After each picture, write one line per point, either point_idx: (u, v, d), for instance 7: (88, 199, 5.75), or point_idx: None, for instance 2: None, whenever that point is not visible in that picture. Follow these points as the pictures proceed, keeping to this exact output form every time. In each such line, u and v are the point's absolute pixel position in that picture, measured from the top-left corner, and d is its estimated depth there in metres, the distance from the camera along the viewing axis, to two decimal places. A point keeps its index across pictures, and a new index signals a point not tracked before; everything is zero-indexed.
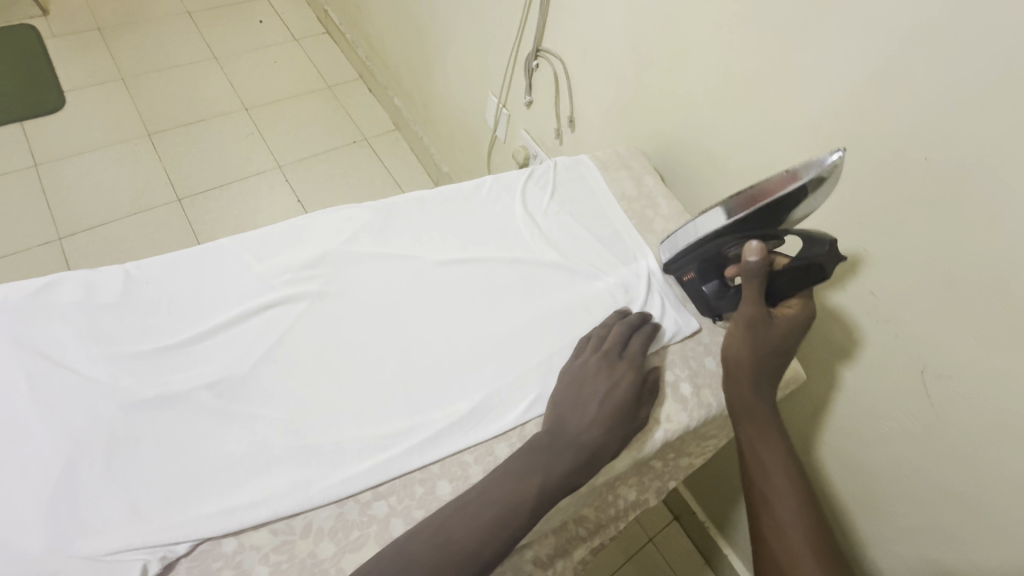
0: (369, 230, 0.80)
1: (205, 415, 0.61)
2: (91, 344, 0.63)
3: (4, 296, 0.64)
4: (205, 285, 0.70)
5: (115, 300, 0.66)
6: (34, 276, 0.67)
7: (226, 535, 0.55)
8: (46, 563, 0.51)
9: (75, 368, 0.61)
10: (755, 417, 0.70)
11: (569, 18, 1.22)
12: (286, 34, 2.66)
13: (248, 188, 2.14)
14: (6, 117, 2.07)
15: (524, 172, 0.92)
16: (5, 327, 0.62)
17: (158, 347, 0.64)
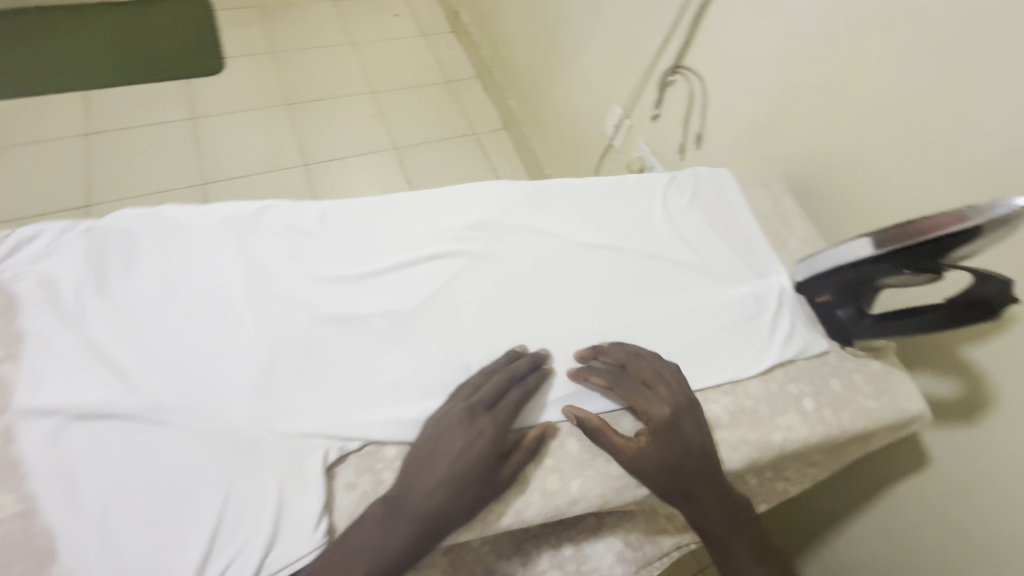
0: (524, 205, 0.87)
1: (378, 339, 0.70)
2: (291, 263, 0.74)
3: (231, 211, 0.76)
4: (384, 229, 0.79)
5: (313, 230, 0.77)
6: (251, 199, 0.79)
7: (390, 442, 0.64)
8: (250, 431, 0.61)
9: (279, 279, 0.72)
10: (673, 475, 0.64)
11: (717, 39, 1.25)
12: (415, 29, 2.83)
13: (365, 164, 2.31)
14: (178, 74, 2.34)
15: (666, 177, 0.97)
16: (231, 236, 0.74)
17: (344, 274, 0.74)
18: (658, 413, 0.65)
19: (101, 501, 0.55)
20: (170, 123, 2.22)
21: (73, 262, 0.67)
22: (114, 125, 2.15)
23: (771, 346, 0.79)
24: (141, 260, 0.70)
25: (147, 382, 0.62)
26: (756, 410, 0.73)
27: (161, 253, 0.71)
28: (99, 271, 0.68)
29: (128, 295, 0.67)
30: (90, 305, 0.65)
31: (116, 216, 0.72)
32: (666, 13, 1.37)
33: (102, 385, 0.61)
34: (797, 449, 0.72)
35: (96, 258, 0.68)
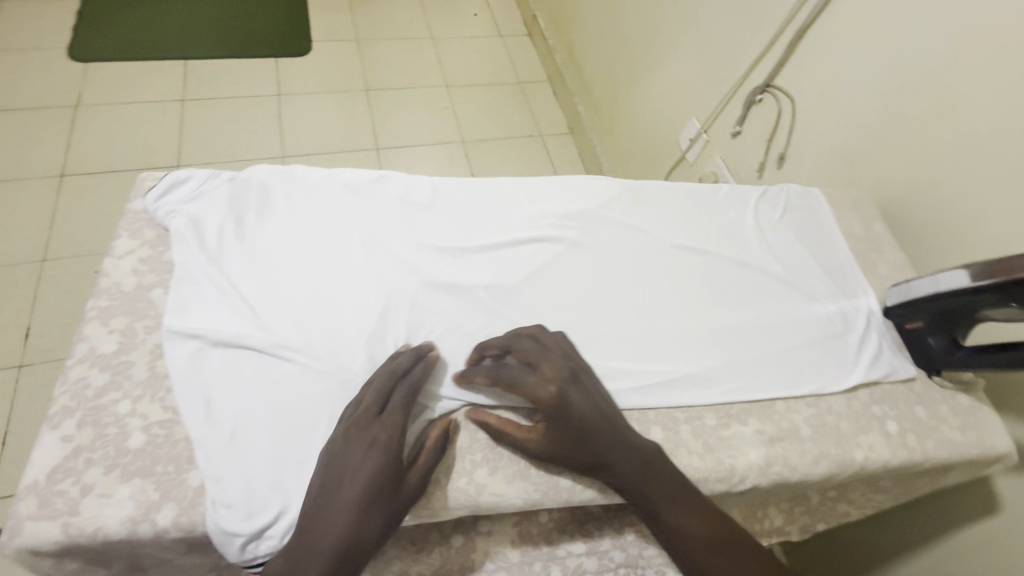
0: (620, 201, 0.90)
1: (480, 309, 0.74)
2: (401, 230, 0.79)
3: (353, 177, 0.82)
4: (489, 209, 0.84)
5: (424, 202, 0.82)
6: (369, 169, 0.85)
7: (486, 407, 0.68)
8: (363, 377, 0.66)
9: (393, 243, 0.77)
10: (582, 450, 0.62)
11: (817, 61, 1.25)
12: (492, 28, 2.84)
13: (434, 154, 2.31)
14: (269, 53, 2.37)
15: (758, 190, 0.98)
16: (352, 199, 0.80)
17: (451, 246, 0.78)
18: (546, 395, 0.62)
19: (233, 421, 0.61)
20: (257, 96, 2.24)
21: (215, 207, 0.74)
22: (208, 93, 2.18)
23: (857, 365, 0.79)
24: (271, 212, 0.77)
25: (273, 320, 0.68)
26: (838, 425, 0.73)
27: (288, 207, 0.77)
28: (236, 217, 0.75)
29: (258, 241, 0.74)
30: (226, 245, 0.72)
31: (252, 170, 0.79)
32: (763, 32, 1.36)
33: (234, 317, 0.67)
34: (876, 470, 0.72)
35: (235, 205, 0.75)
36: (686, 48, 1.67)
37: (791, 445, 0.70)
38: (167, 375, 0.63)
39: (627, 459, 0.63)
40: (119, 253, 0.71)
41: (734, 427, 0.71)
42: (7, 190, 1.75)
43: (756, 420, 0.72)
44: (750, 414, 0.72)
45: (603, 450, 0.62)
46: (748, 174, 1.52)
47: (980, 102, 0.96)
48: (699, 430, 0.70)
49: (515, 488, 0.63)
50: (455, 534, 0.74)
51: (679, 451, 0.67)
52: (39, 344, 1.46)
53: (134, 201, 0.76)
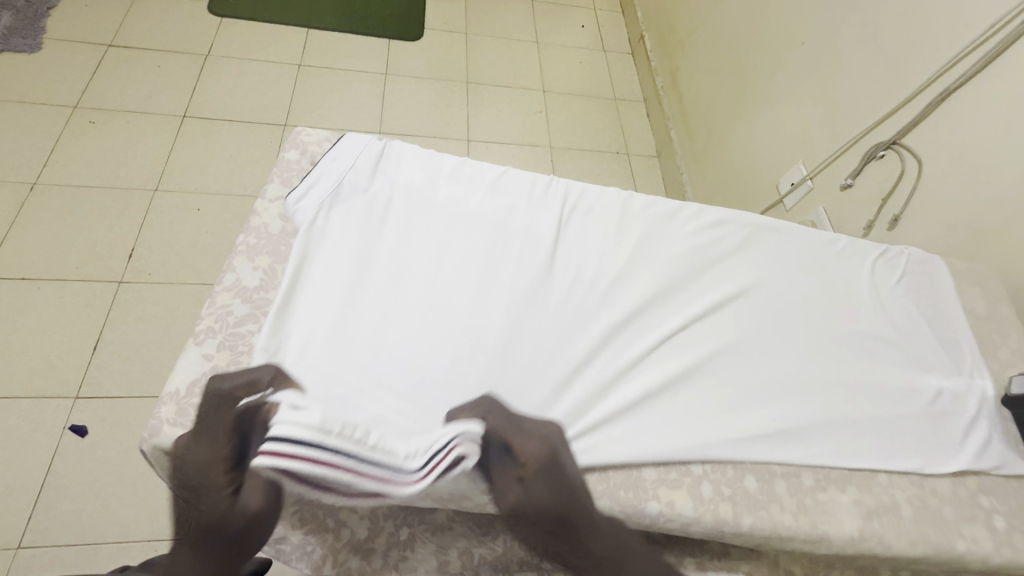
0: (731, 235, 0.89)
1: (584, 314, 0.75)
2: (518, 228, 0.81)
3: (482, 168, 0.87)
4: (603, 221, 0.86)
5: (544, 202, 0.86)
6: (497, 165, 0.90)
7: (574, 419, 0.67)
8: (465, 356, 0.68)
9: (509, 237, 0.80)
10: (557, 527, 0.56)
11: (956, 127, 1.19)
12: (597, 41, 2.85)
13: (521, 154, 2.34)
14: (385, 34, 2.48)
15: (878, 249, 0.94)
16: (479, 190, 0.85)
17: (563, 250, 0.81)
18: (530, 450, 0.59)
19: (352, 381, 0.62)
20: (366, 73, 2.34)
21: (361, 174, 0.81)
22: (325, 63, 2.30)
23: (963, 450, 0.75)
24: (406, 187, 0.82)
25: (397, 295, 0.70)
26: (941, 510, 0.69)
27: (418, 188, 0.81)
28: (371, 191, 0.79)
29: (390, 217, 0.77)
30: (361, 215, 0.76)
31: (398, 148, 0.86)
32: (900, 89, 1.31)
33: (364, 277, 0.72)
34: (976, 565, 0.68)
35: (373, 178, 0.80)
36: (807, 93, 1.63)
37: (889, 521, 0.67)
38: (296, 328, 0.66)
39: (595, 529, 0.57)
40: (271, 198, 0.77)
41: (830, 491, 0.68)
42: (136, 120, 1.90)
43: (853, 487, 0.69)
44: (848, 479, 0.70)
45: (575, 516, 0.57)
46: (851, 230, 1.47)
47: None
48: (793, 482, 0.68)
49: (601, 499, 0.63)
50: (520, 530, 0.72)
51: (770, 499, 0.66)
52: (138, 266, 1.57)
53: (288, 151, 0.82)
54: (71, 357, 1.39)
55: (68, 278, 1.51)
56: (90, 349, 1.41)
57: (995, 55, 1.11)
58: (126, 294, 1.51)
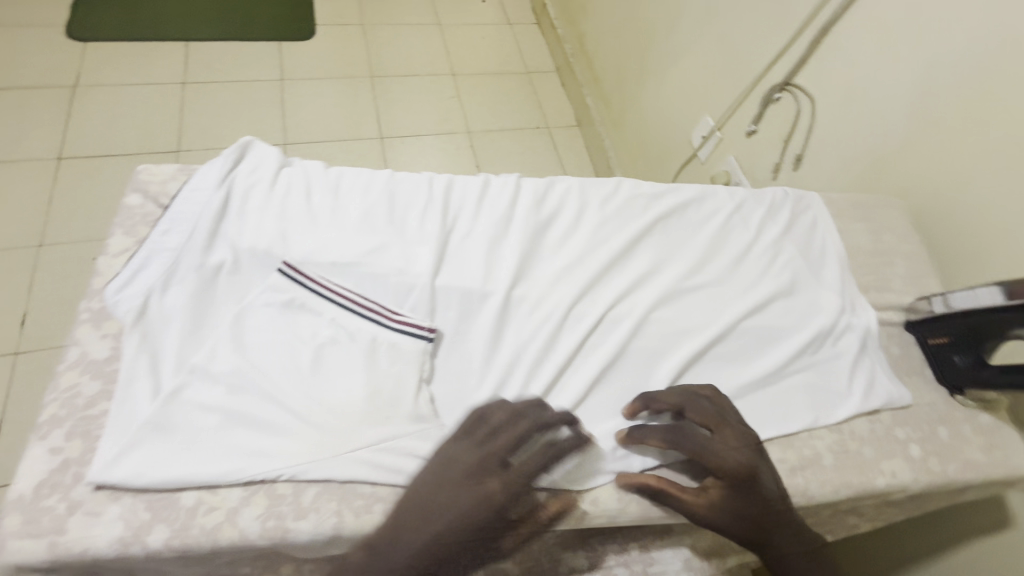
0: (622, 207, 0.84)
1: (471, 326, 0.69)
2: (397, 239, 0.73)
3: (341, 179, 0.78)
4: (481, 214, 0.78)
5: (413, 205, 0.77)
6: (355, 169, 0.80)
7: None
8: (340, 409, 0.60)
9: (378, 253, 0.71)
10: (748, 520, 0.62)
11: (841, 61, 1.21)
12: (501, 16, 2.76)
13: (439, 144, 2.25)
14: (274, 36, 2.31)
15: (767, 197, 0.92)
16: (336, 204, 0.75)
17: (440, 254, 0.73)
18: (732, 466, 0.62)
19: (235, 459, 0.56)
20: (259, 81, 2.18)
21: (191, 212, 0.69)
22: (211, 77, 2.13)
23: (870, 392, 0.75)
24: (246, 214, 0.71)
25: (263, 340, 0.63)
26: (860, 451, 0.71)
27: (275, 212, 0.71)
28: (218, 228, 0.69)
29: (245, 252, 0.67)
30: (212, 261, 0.66)
31: (238, 171, 0.74)
32: (786, 30, 1.32)
33: (211, 340, 0.62)
34: (896, 494, 0.70)
35: (218, 212, 0.69)
36: (706, 43, 1.62)
37: (813, 475, 0.68)
38: (151, 402, 0.57)
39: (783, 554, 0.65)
40: (113, 252, 0.68)
41: None
42: (5, 171, 1.71)
43: (777, 448, 0.69)
44: (770, 441, 0.69)
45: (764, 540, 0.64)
46: (762, 175, 1.48)
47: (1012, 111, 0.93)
48: None
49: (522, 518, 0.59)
50: None
51: (696, 480, 0.65)
52: (32, 332, 1.42)
53: (128, 194, 0.72)
54: None
55: None
56: None
57: None
58: (22, 366, 1.37)
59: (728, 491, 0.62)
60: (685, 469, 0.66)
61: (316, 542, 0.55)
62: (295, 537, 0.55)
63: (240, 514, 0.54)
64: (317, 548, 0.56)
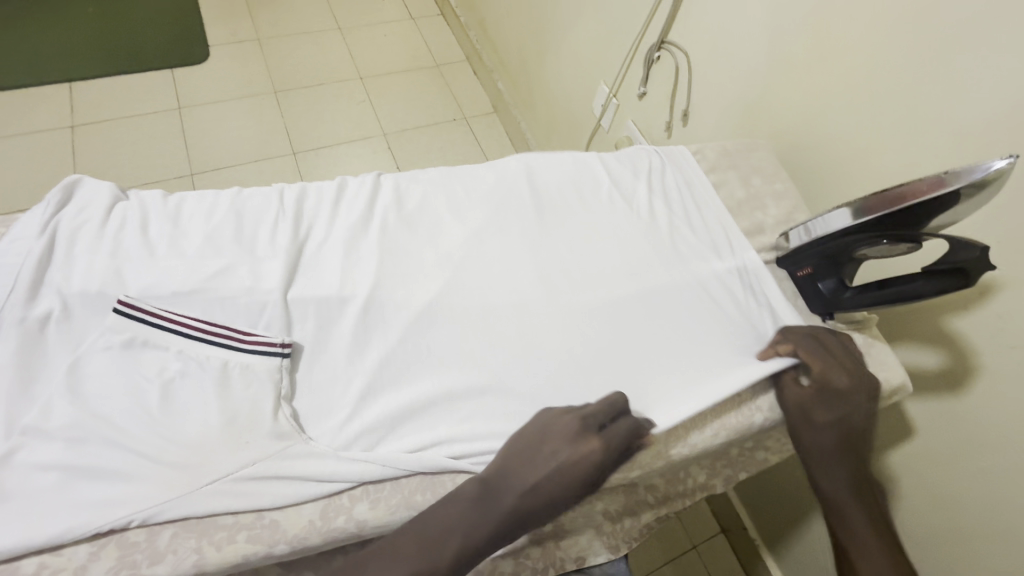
0: (485, 190, 0.84)
1: (336, 333, 0.68)
2: (246, 258, 0.70)
3: (184, 206, 0.75)
4: (338, 218, 0.77)
5: (264, 220, 0.75)
6: (200, 193, 0.77)
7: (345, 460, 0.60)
8: (194, 442, 0.57)
9: (226, 274, 0.68)
10: (830, 426, 0.70)
11: (703, 12, 1.23)
12: (402, 11, 2.70)
13: (355, 151, 2.18)
14: (163, 64, 2.20)
15: (634, 157, 0.93)
16: (179, 231, 0.72)
17: (295, 266, 0.71)
18: (830, 371, 0.70)
19: (80, 515, 0.53)
20: (154, 113, 2.08)
21: (9, 265, 0.64)
22: (100, 116, 2.01)
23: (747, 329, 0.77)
24: (76, 258, 0.66)
25: (105, 384, 0.59)
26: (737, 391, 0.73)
27: (107, 251, 0.67)
28: (43, 276, 0.64)
29: (75, 297, 0.64)
30: (38, 312, 0.62)
31: (64, 214, 0.70)
32: None
33: (45, 397, 0.58)
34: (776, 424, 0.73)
35: (41, 261, 0.65)
36: (589, 11, 1.62)
37: (691, 422, 0.69)
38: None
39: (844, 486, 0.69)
40: None
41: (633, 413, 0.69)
42: None
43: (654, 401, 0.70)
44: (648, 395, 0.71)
45: (831, 458, 0.70)
46: (659, 135, 1.50)
47: (852, 39, 0.96)
48: None
49: (399, 514, 0.59)
50: None
51: None
52: None
53: None
54: None
55: None
56: None
57: None
58: None
59: (824, 392, 0.70)
60: None
61: None
62: None
63: (89, 571, 0.52)
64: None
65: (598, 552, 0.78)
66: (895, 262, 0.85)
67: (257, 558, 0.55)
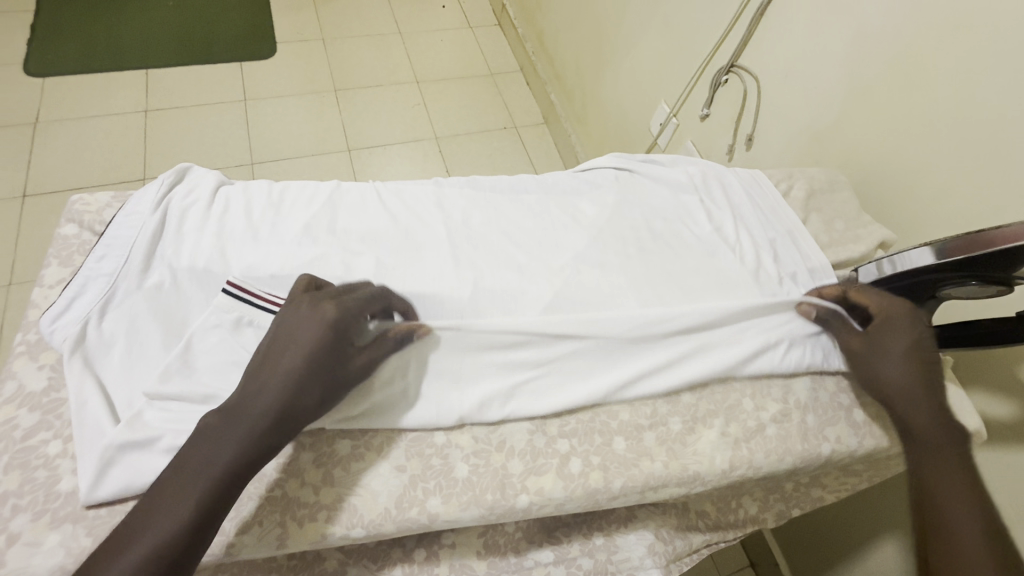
0: (561, 198, 0.87)
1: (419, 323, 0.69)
2: (338, 247, 0.73)
3: (284, 193, 0.79)
4: (422, 215, 0.80)
5: (353, 212, 0.78)
6: (295, 183, 0.81)
7: (435, 434, 0.64)
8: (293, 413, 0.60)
9: (320, 261, 0.71)
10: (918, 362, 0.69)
11: (778, 39, 1.23)
12: (461, 20, 2.76)
13: (407, 152, 2.24)
14: (233, 57, 2.30)
15: (708, 176, 0.94)
16: (277, 217, 0.75)
17: (382, 257, 0.73)
18: (885, 306, 0.74)
19: None
20: (221, 104, 2.17)
21: (128, 238, 0.69)
22: (174, 103, 2.12)
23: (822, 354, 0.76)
24: (187, 234, 0.71)
25: (212, 356, 0.62)
26: (803, 419, 0.72)
27: (212, 230, 0.72)
28: (155, 249, 0.69)
29: (184, 271, 0.68)
30: (151, 282, 0.66)
31: (176, 194, 0.74)
32: (725, 12, 1.34)
33: (158, 363, 0.62)
34: (843, 459, 0.72)
35: (153, 234, 0.69)
36: (655, 32, 1.64)
37: (756, 445, 0.69)
38: (102, 430, 0.57)
39: (913, 427, 0.65)
40: (48, 282, 0.68)
41: (699, 431, 0.69)
42: None
43: (722, 421, 0.70)
44: (715, 415, 0.70)
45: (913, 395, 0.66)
46: (718, 157, 1.50)
47: (938, 75, 0.94)
48: (664, 436, 0.68)
49: (470, 513, 0.60)
50: (417, 550, 0.71)
51: (641, 461, 0.66)
52: None
53: (63, 225, 0.72)
54: None
55: None
56: None
57: None
58: None
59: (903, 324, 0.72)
60: (636, 457, 0.66)
61: (263, 553, 0.56)
62: (239, 551, 0.55)
63: None
64: (259, 551, 0.56)
65: (650, 570, 0.77)
66: (975, 305, 0.83)
67: (335, 539, 0.57)
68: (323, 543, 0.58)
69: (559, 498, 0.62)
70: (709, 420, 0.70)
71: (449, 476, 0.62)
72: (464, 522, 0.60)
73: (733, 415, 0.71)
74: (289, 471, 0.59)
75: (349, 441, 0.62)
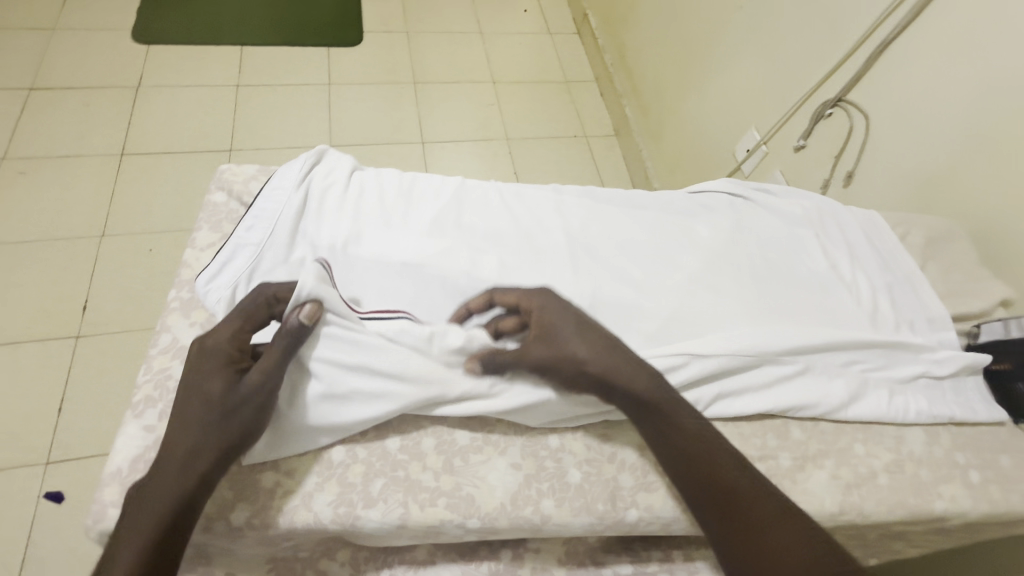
0: (676, 219, 0.87)
1: None
2: (466, 244, 0.75)
3: (413, 184, 0.82)
4: (542, 221, 0.81)
5: (478, 210, 0.80)
6: (422, 175, 0.84)
7: (550, 436, 0.65)
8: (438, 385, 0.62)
9: (449, 254, 0.73)
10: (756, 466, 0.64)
11: (896, 78, 1.19)
12: (541, 25, 2.78)
13: (479, 150, 2.27)
14: (322, 42, 2.38)
15: (822, 212, 0.93)
16: (408, 207, 0.78)
17: (507, 258, 0.75)
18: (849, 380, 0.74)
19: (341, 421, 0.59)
20: (307, 85, 2.24)
21: (274, 211, 0.73)
22: (263, 79, 2.19)
23: (936, 409, 0.75)
24: (327, 214, 0.74)
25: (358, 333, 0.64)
26: (916, 473, 0.70)
27: (351, 212, 0.75)
28: (298, 226, 0.72)
29: (325, 251, 0.71)
30: (295, 257, 0.70)
31: (316, 175, 0.78)
32: (837, 45, 1.31)
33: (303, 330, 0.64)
34: (956, 520, 0.69)
35: (298, 211, 0.72)
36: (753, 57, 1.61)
37: (867, 492, 0.67)
38: None
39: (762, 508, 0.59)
40: (201, 246, 0.73)
41: (808, 470, 0.68)
42: (71, 164, 1.77)
43: (831, 464, 0.69)
44: (825, 456, 0.70)
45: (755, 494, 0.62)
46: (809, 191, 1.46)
47: None
48: (773, 471, 0.67)
49: (581, 520, 0.61)
50: (503, 551, 0.72)
51: None
52: (93, 317, 1.44)
53: (214, 192, 0.78)
54: (33, 425, 1.26)
55: (18, 339, 1.38)
56: (54, 410, 1.28)
57: (925, 1, 1.11)
58: (86, 348, 1.38)
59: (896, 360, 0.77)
60: None
61: (384, 530, 0.58)
62: (364, 524, 0.57)
63: (315, 499, 0.58)
64: (381, 529, 0.58)
65: None
66: None
67: (450, 526, 0.59)
68: (439, 529, 0.59)
69: (668, 518, 0.63)
70: (820, 461, 0.69)
71: (562, 480, 0.63)
72: (573, 529, 0.61)
73: (843, 459, 0.69)
74: (412, 453, 0.62)
75: (467, 433, 0.64)
